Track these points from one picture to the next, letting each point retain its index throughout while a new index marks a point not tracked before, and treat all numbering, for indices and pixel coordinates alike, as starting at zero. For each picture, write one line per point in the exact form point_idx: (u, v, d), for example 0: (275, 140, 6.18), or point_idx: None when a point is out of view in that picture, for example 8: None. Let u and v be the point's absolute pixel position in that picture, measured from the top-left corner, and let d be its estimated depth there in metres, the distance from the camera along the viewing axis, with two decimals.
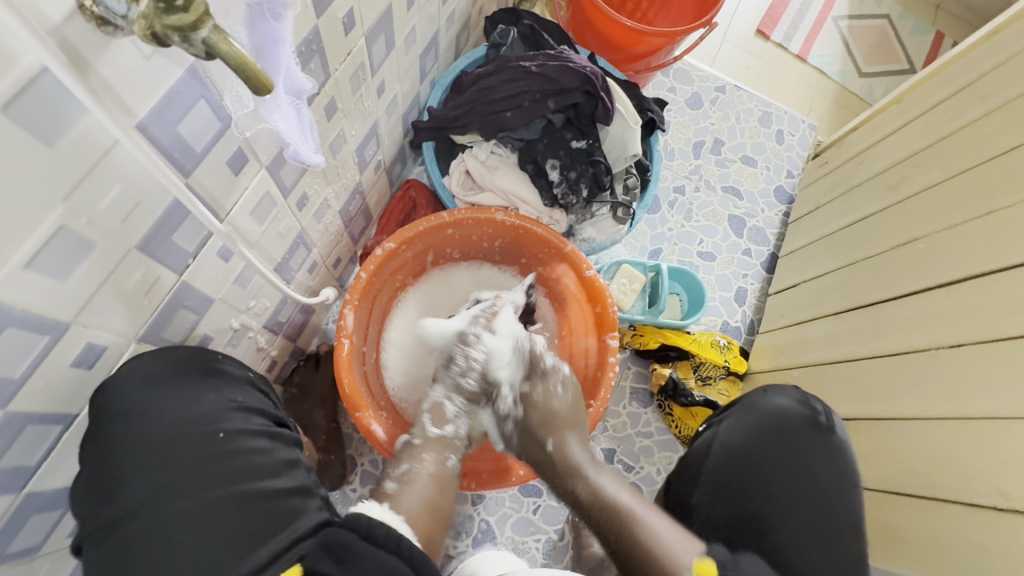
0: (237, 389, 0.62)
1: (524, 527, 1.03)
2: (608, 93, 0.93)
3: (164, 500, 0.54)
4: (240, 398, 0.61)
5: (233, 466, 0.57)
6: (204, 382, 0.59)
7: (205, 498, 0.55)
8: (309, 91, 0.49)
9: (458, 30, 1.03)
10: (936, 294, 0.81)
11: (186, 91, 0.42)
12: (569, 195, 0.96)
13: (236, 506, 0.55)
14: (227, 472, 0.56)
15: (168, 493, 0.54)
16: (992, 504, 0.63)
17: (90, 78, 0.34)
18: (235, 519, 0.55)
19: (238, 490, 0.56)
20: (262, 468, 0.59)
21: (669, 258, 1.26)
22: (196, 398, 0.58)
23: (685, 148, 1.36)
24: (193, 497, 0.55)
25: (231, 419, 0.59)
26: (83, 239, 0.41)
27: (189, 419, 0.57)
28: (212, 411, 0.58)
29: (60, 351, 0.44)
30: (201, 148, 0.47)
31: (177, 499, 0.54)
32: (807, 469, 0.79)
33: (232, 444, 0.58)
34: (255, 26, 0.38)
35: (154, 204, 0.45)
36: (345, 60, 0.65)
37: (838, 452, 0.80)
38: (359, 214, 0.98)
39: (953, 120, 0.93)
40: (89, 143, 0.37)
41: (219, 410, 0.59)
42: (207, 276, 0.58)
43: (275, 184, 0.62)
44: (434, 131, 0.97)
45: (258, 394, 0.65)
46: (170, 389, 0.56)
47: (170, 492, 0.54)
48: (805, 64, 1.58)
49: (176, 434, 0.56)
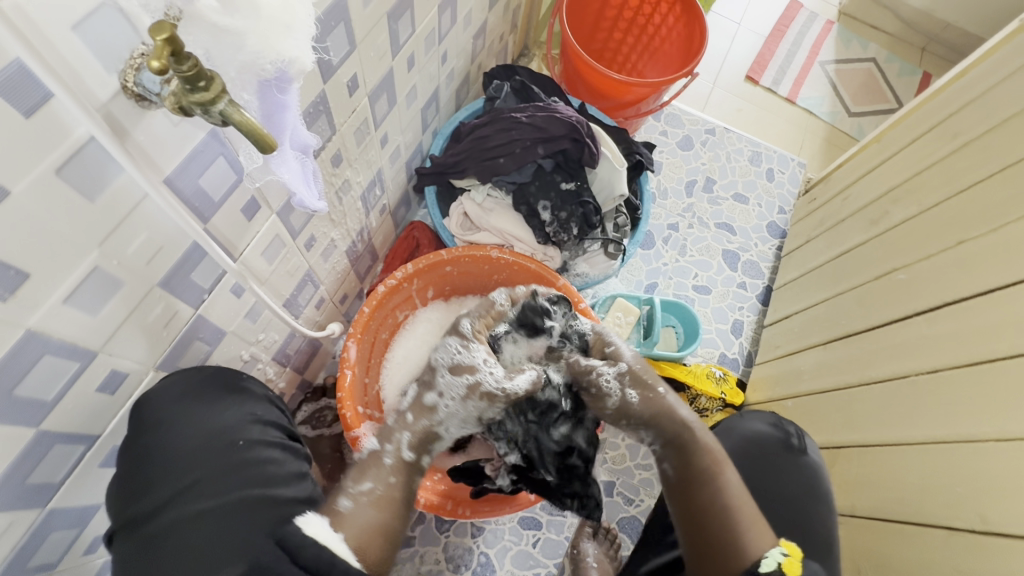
0: (258, 405, 0.68)
1: (523, 560, 1.03)
2: (594, 139, 1.01)
3: (185, 500, 0.59)
4: (259, 412, 0.67)
5: (247, 474, 0.61)
6: (230, 398, 0.65)
7: (220, 500, 0.59)
8: (314, 146, 0.56)
9: (457, 85, 1.12)
10: (916, 322, 0.83)
11: (207, 149, 0.49)
12: (560, 233, 1.01)
13: (248, 509, 0.59)
14: (241, 478, 0.61)
15: (190, 494, 0.59)
16: (973, 529, 0.64)
17: (128, 143, 0.42)
18: (247, 520, 0.59)
19: (249, 494, 0.60)
20: (274, 476, 0.63)
21: (665, 292, 1.30)
22: (223, 411, 0.64)
23: (677, 187, 1.42)
24: (214, 498, 0.59)
25: (250, 431, 0.64)
26: (114, 278, 0.47)
27: (215, 429, 0.62)
28: (234, 423, 0.64)
29: (89, 376, 0.50)
30: (219, 198, 0.54)
31: (196, 500, 0.59)
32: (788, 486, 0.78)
33: (249, 453, 0.63)
34: (265, 97, 0.45)
35: (176, 247, 0.52)
36: (350, 116, 0.73)
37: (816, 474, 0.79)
38: (365, 253, 1.05)
39: (927, 157, 0.97)
40: (123, 196, 0.44)
41: (241, 423, 0.64)
42: (220, 310, 0.64)
43: (285, 227, 0.69)
44: (435, 176, 1.05)
45: (275, 411, 0.71)
46: (199, 402, 0.62)
47: (193, 493, 0.59)
48: (794, 105, 1.66)
49: (202, 440, 0.61)
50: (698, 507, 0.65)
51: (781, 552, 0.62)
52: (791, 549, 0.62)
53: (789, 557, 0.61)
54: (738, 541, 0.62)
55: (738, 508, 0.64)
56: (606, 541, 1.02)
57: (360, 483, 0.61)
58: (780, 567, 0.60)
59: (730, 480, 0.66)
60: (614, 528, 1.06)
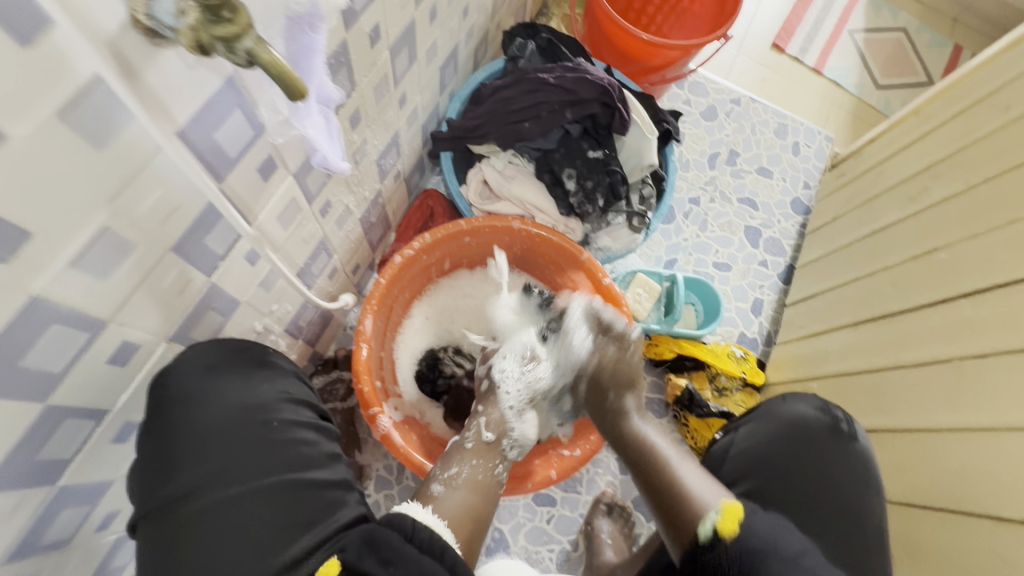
0: (288, 382, 0.65)
1: (537, 536, 1.03)
2: (624, 104, 0.95)
3: (218, 485, 0.55)
4: (289, 390, 0.64)
5: (285, 455, 0.59)
6: (259, 374, 0.63)
7: (260, 484, 0.56)
8: (337, 100, 0.50)
9: (476, 43, 1.05)
10: (960, 304, 0.80)
11: (224, 99, 0.44)
12: (585, 205, 0.96)
13: (287, 494, 0.56)
14: (277, 460, 0.58)
15: (225, 477, 0.55)
16: (1022, 519, 0.62)
17: (139, 86, 0.36)
18: (287, 505, 0.56)
19: (288, 478, 0.57)
20: (309, 459, 0.60)
21: (684, 268, 1.26)
22: (252, 387, 0.61)
23: (700, 159, 1.36)
24: (248, 482, 0.56)
25: (282, 409, 0.62)
26: (124, 240, 0.43)
27: (245, 406, 0.59)
28: (267, 401, 0.61)
29: (99, 348, 0.46)
30: (235, 154, 0.49)
31: (230, 484, 0.55)
32: (830, 476, 0.76)
33: (283, 432, 0.60)
34: (292, 37, 0.40)
35: (190, 208, 0.47)
36: (371, 71, 0.67)
37: (858, 459, 0.77)
38: (378, 221, 1.00)
39: (974, 131, 0.92)
40: (134, 147, 0.39)
41: (272, 400, 0.62)
42: (235, 278, 0.60)
43: (301, 190, 0.64)
44: (453, 141, 0.99)
45: (303, 390, 0.68)
46: (227, 378, 0.59)
47: (225, 476, 0.55)
48: (821, 76, 1.58)
49: (233, 417, 0.58)
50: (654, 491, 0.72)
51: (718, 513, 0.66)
52: (730, 507, 0.67)
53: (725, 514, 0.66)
54: (687, 505, 0.68)
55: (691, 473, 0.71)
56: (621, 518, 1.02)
57: (448, 470, 0.71)
58: (716, 530, 0.65)
59: (666, 446, 0.76)
60: (629, 505, 1.05)
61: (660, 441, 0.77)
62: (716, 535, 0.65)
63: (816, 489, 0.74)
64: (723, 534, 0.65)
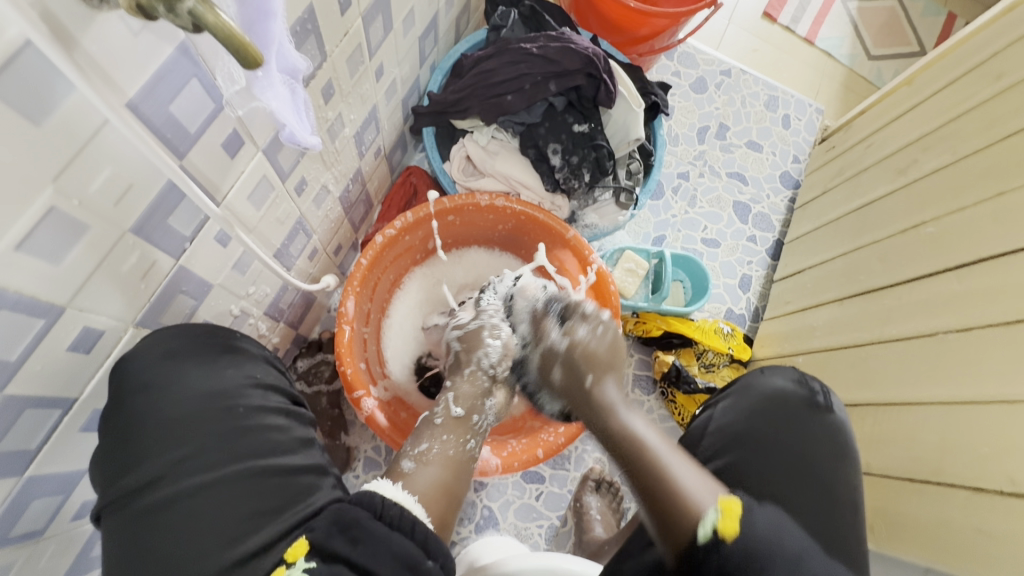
0: (256, 367, 0.62)
1: (526, 513, 1.03)
2: (611, 75, 0.92)
3: (181, 474, 0.53)
4: (258, 374, 0.62)
5: (254, 441, 0.57)
6: (224, 358, 0.60)
7: (226, 472, 0.54)
8: (304, 72, 0.48)
9: (457, 12, 1.01)
10: (944, 278, 0.80)
11: (177, 68, 0.41)
12: (571, 180, 0.94)
13: (255, 482, 0.55)
14: (243, 447, 0.56)
15: (188, 466, 0.53)
16: (998, 490, 0.64)
17: (76, 53, 0.34)
18: (257, 493, 0.54)
19: (256, 465, 0.55)
20: (281, 445, 0.58)
21: (673, 245, 1.24)
22: (217, 372, 0.58)
23: (689, 133, 1.34)
24: (214, 471, 0.54)
25: (250, 395, 0.59)
26: (75, 221, 0.40)
27: (209, 393, 0.56)
28: (233, 386, 0.58)
29: (57, 334, 0.44)
30: (195, 129, 0.46)
31: (194, 473, 0.53)
32: (805, 444, 0.76)
33: (250, 419, 0.58)
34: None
35: (147, 186, 0.45)
36: (342, 41, 0.64)
37: (832, 432, 0.78)
38: (360, 200, 0.97)
39: (964, 101, 0.91)
40: (76, 121, 0.36)
41: (239, 386, 0.59)
42: (204, 261, 0.57)
43: (272, 168, 0.61)
44: (435, 116, 0.96)
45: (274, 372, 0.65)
46: (188, 363, 0.56)
47: (188, 464, 0.53)
48: (813, 47, 1.55)
49: (197, 404, 0.56)
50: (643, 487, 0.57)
51: (716, 512, 0.53)
52: (727, 506, 0.53)
53: (723, 514, 0.52)
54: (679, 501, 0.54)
55: (679, 471, 0.57)
56: (609, 494, 1.03)
57: (418, 446, 0.68)
58: (716, 531, 0.52)
59: (647, 429, 0.63)
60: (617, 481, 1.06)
61: (644, 430, 0.63)
62: (717, 538, 0.51)
63: (792, 461, 0.75)
64: (723, 539, 0.51)
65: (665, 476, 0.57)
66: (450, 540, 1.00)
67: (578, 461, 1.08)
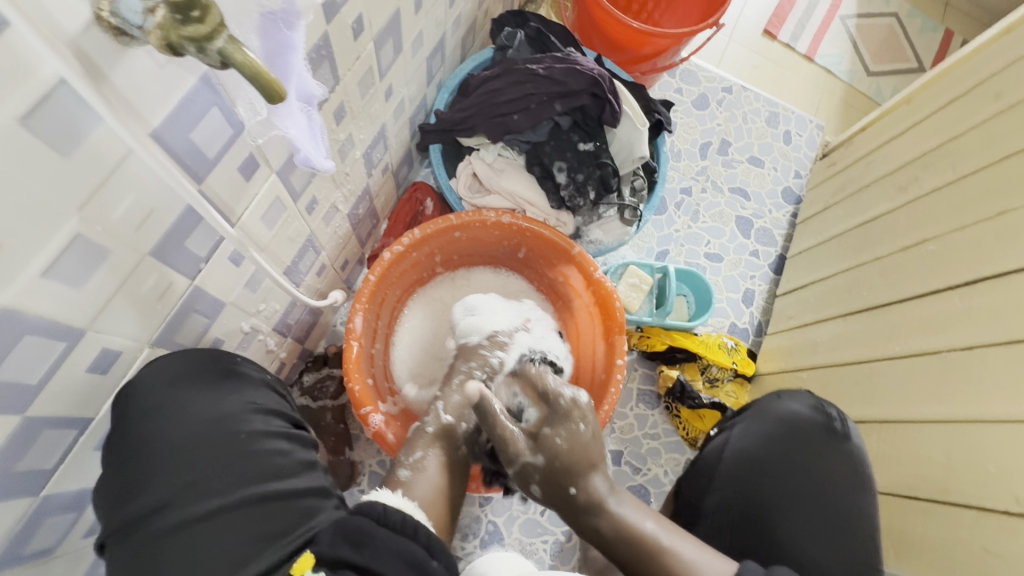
0: (257, 392, 0.63)
1: (531, 528, 1.03)
2: (615, 95, 0.94)
3: (185, 500, 0.53)
4: (259, 399, 0.62)
5: (255, 467, 0.57)
6: (226, 384, 0.60)
7: (228, 498, 0.55)
8: (320, 98, 0.49)
9: (464, 32, 1.03)
10: (947, 296, 0.81)
11: (199, 98, 0.42)
12: (576, 197, 0.95)
13: (257, 506, 0.55)
14: (245, 473, 0.56)
15: (192, 492, 0.54)
16: (1005, 509, 0.64)
17: (105, 87, 0.35)
18: (259, 518, 0.54)
19: (258, 490, 0.56)
20: (281, 468, 0.58)
21: (676, 259, 1.25)
22: (218, 399, 0.59)
23: (692, 148, 1.36)
24: (216, 498, 0.54)
25: (251, 420, 0.59)
26: (98, 246, 0.41)
27: (211, 419, 0.57)
28: (234, 412, 0.59)
29: (78, 356, 0.45)
30: (214, 155, 0.47)
31: (197, 500, 0.54)
32: (818, 471, 0.80)
33: (252, 444, 0.58)
34: (268, 35, 0.39)
35: (167, 211, 0.46)
36: (354, 64, 0.65)
37: (847, 456, 0.80)
38: (367, 216, 0.98)
39: (963, 121, 0.92)
40: (104, 151, 0.38)
41: (240, 411, 0.59)
42: (218, 280, 0.58)
43: (285, 189, 0.62)
44: (441, 134, 0.97)
45: (275, 397, 0.66)
46: (191, 388, 0.57)
47: (191, 492, 0.54)
48: (812, 63, 1.57)
49: (199, 432, 0.56)
50: None
51: None
52: None
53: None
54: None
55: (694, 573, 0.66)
56: None
57: (413, 454, 0.70)
58: None
59: (658, 529, 0.72)
60: None
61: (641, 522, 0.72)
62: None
63: (805, 489, 0.80)
64: None
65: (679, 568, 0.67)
66: (455, 555, 1.00)
67: None
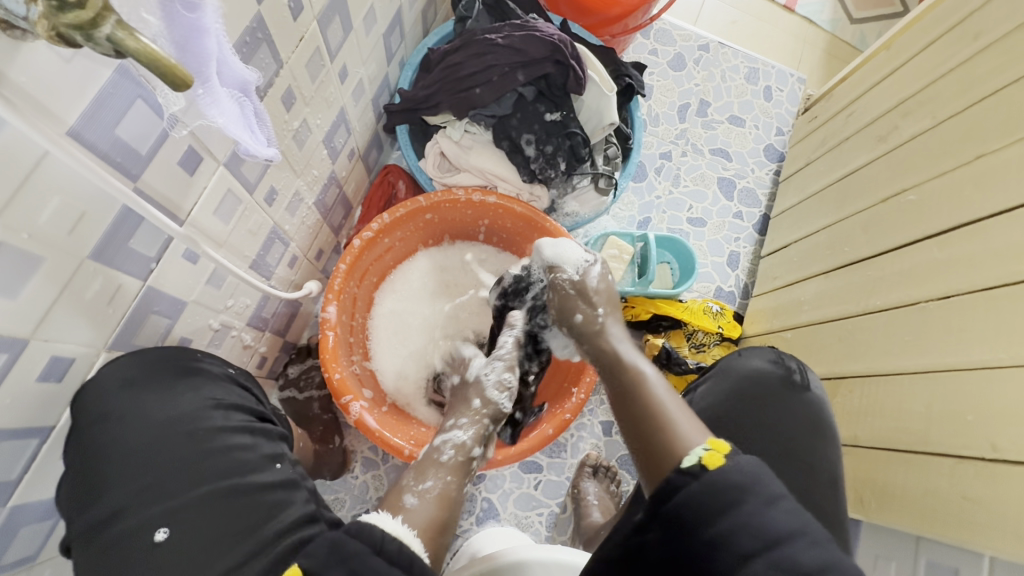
0: (216, 387, 0.62)
1: (526, 502, 1.05)
2: (580, 61, 0.91)
3: (147, 502, 0.53)
4: (218, 395, 0.61)
5: (217, 464, 0.56)
6: (181, 383, 0.59)
7: (190, 497, 0.54)
8: (255, 83, 0.47)
9: (422, 5, 0.99)
10: (926, 246, 0.80)
11: (119, 91, 0.41)
12: (547, 169, 0.94)
13: (223, 504, 0.55)
14: (211, 469, 0.56)
15: (153, 494, 0.53)
16: (981, 457, 0.65)
17: (4, 86, 0.33)
18: (223, 515, 0.54)
19: (223, 487, 0.55)
20: (247, 464, 0.58)
21: (659, 227, 1.24)
22: (173, 399, 0.58)
23: (670, 112, 1.32)
24: (178, 497, 0.54)
25: (210, 417, 0.58)
26: (28, 254, 0.40)
27: (167, 419, 0.56)
28: (192, 410, 0.58)
29: (25, 366, 0.44)
30: (147, 151, 0.46)
31: (163, 499, 0.53)
32: (777, 425, 0.79)
33: (214, 441, 0.57)
34: (173, 19, 0.37)
35: (102, 211, 0.45)
36: (298, 46, 0.62)
37: (808, 408, 0.80)
38: (338, 203, 0.97)
39: (943, 63, 0.89)
40: (15, 154, 0.36)
41: (199, 409, 0.58)
42: (175, 279, 0.57)
43: (237, 180, 0.61)
44: (406, 114, 0.95)
45: (239, 391, 0.65)
46: (144, 391, 0.56)
47: (152, 494, 0.53)
48: (793, 14, 1.52)
49: (158, 433, 0.56)
50: (630, 416, 0.60)
51: (702, 450, 0.51)
52: (717, 445, 0.51)
53: (711, 450, 0.50)
54: (666, 438, 0.54)
55: (676, 415, 0.57)
56: (606, 478, 1.04)
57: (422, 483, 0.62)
58: (700, 462, 0.49)
59: (656, 378, 0.63)
60: (613, 466, 1.06)
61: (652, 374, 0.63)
62: (700, 467, 0.49)
63: (769, 445, 0.77)
64: (706, 468, 0.49)
65: (663, 418, 0.57)
66: (453, 532, 1.01)
67: (574, 448, 1.08)
